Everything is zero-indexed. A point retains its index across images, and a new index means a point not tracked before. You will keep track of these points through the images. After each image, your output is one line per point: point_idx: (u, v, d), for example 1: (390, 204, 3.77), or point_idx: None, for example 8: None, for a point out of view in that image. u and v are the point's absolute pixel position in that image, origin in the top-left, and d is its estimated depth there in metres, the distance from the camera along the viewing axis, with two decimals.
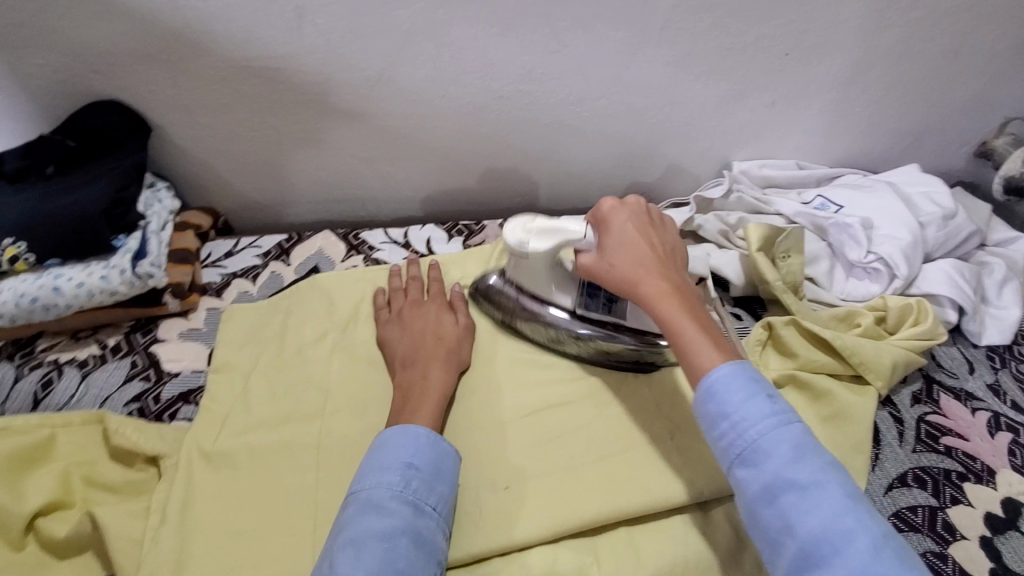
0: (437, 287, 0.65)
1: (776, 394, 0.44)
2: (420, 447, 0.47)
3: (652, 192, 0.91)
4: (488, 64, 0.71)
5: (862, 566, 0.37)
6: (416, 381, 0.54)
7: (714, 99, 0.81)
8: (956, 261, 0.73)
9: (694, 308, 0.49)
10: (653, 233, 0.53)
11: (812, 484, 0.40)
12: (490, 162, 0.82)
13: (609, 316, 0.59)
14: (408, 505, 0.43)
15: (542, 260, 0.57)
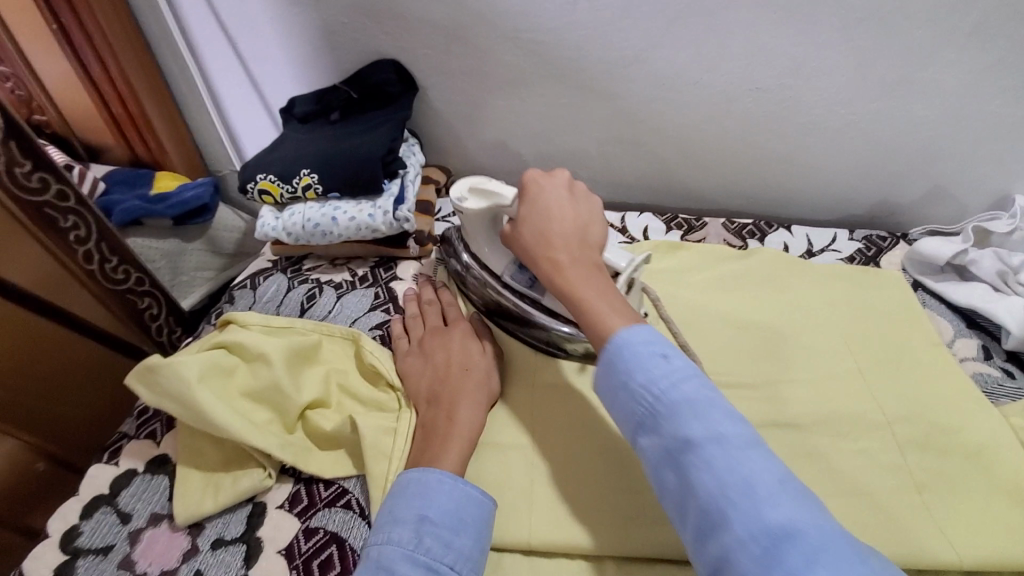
0: (454, 313, 0.61)
1: (675, 351, 0.41)
2: (435, 497, 0.44)
3: (901, 215, 0.80)
4: (755, 53, 0.67)
5: (763, 520, 0.32)
6: (441, 424, 0.50)
7: (1018, 118, 0.68)
8: None
9: (598, 275, 0.47)
10: (569, 205, 0.52)
11: (709, 439, 0.36)
12: (724, 158, 0.78)
13: (531, 291, 0.58)
14: (420, 566, 0.40)
15: (478, 218, 0.58)
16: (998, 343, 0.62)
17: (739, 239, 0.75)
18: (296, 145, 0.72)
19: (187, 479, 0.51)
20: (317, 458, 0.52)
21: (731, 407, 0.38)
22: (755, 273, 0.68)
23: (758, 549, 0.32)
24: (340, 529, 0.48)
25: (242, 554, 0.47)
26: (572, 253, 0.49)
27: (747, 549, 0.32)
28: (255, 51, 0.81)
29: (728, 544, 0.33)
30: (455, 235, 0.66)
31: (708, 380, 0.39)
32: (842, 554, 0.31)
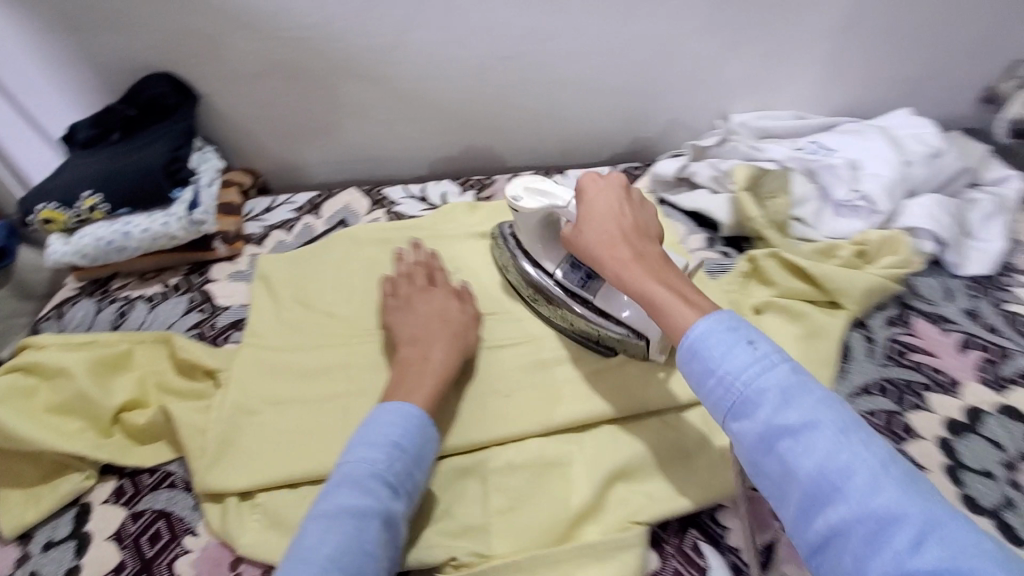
0: (441, 274, 0.64)
1: (759, 338, 0.40)
2: (410, 430, 0.49)
3: (656, 147, 0.96)
4: (492, 26, 0.78)
5: (866, 504, 0.33)
6: (417, 362, 0.55)
7: (712, 53, 0.85)
8: (946, 198, 0.71)
9: (666, 272, 0.48)
10: (627, 205, 0.53)
11: (805, 425, 0.36)
12: (499, 121, 0.88)
13: (582, 290, 0.60)
14: (384, 485, 0.45)
15: (533, 216, 0.60)
16: (717, 233, 0.77)
17: None
18: (74, 169, 0.73)
19: (5, 501, 0.53)
20: (138, 452, 0.56)
21: (824, 392, 0.38)
22: None
23: (865, 529, 0.33)
24: (166, 505, 0.53)
25: (73, 548, 0.50)
26: (637, 249, 0.50)
27: (853, 529, 0.33)
28: (19, 84, 0.79)
29: (835, 523, 0.34)
30: (507, 234, 0.68)
31: (796, 365, 0.39)
32: (951, 534, 0.31)
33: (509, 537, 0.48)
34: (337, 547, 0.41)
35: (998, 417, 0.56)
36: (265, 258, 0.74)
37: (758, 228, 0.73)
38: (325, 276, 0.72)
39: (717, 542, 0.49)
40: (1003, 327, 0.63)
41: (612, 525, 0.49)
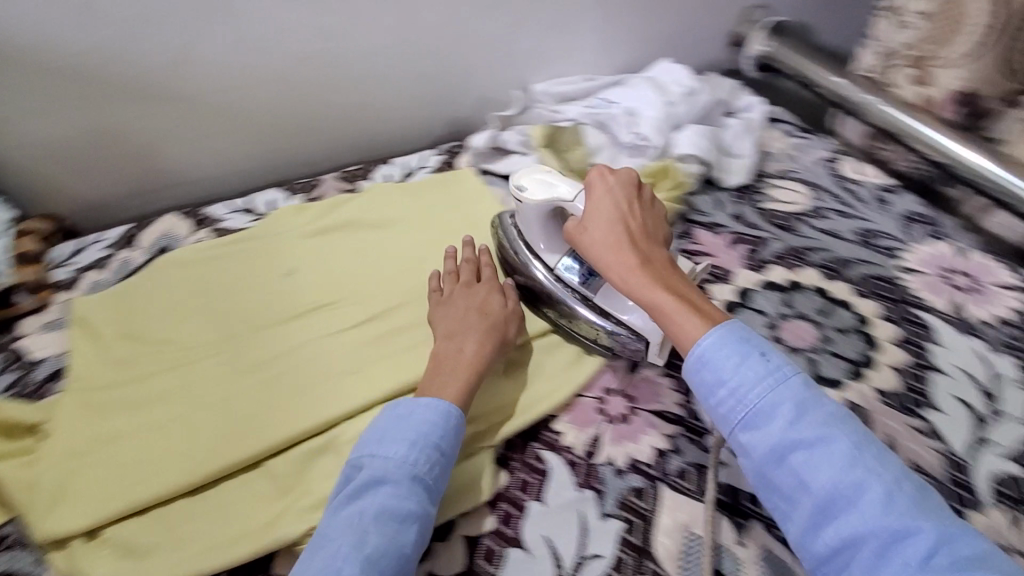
0: (487, 271, 0.66)
1: (770, 351, 0.46)
2: (447, 432, 0.50)
3: (473, 125, 1.02)
4: (281, 28, 0.80)
5: (877, 517, 0.39)
6: (454, 355, 0.57)
7: (499, 31, 0.93)
8: (705, 128, 0.85)
9: (673, 278, 0.53)
10: (629, 208, 0.58)
11: (818, 441, 0.43)
12: (314, 121, 0.90)
13: (583, 287, 0.62)
14: (423, 489, 0.47)
15: (533, 209, 0.64)
16: None
17: (352, 183, 0.90)
18: None
19: None
20: None
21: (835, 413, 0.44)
22: (364, 204, 0.83)
23: (877, 541, 0.39)
24: (5, 567, 0.50)
25: None
26: (644, 251, 0.55)
27: (866, 542, 0.39)
28: None
29: (848, 533, 0.40)
30: (508, 223, 0.69)
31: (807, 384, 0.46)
32: (953, 543, 0.38)
33: None
34: (376, 550, 0.42)
35: (762, 291, 0.68)
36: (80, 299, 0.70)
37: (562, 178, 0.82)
38: (153, 304, 0.70)
39: (554, 447, 0.56)
40: (759, 222, 0.77)
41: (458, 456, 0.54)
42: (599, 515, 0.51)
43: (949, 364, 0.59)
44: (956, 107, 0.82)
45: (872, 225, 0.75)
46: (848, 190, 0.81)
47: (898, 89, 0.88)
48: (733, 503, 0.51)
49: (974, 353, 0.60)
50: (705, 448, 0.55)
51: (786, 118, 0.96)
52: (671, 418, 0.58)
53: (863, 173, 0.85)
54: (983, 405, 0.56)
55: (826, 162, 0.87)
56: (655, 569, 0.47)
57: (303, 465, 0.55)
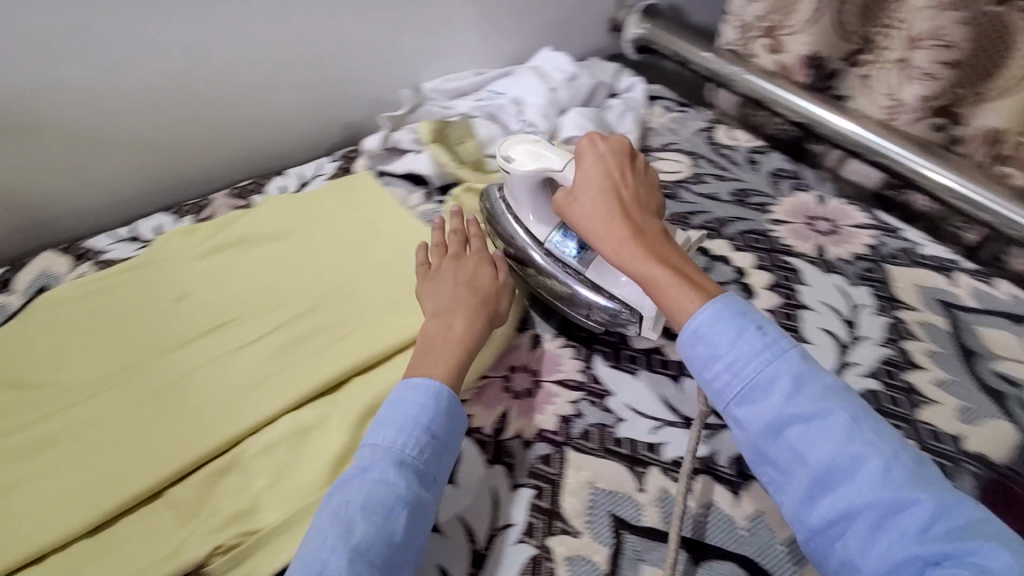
0: (476, 241, 0.65)
1: (768, 324, 0.46)
2: (438, 414, 0.50)
3: (369, 129, 1.02)
4: (147, 45, 0.77)
5: (874, 490, 0.40)
6: (442, 334, 0.56)
7: (380, 32, 0.93)
8: (586, 109, 0.89)
9: (665, 250, 0.52)
10: (618, 180, 0.57)
11: (816, 414, 0.43)
12: (198, 139, 0.88)
13: (574, 262, 0.62)
14: (414, 475, 0.47)
15: (521, 180, 0.64)
16: (432, 187, 0.85)
17: (245, 198, 0.87)
18: None
19: None
20: None
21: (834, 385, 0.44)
22: (259, 216, 0.80)
23: (874, 513, 0.40)
24: None
25: None
26: (636, 222, 0.55)
27: (863, 514, 0.40)
28: None
29: (844, 505, 0.40)
30: (499, 198, 0.69)
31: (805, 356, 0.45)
32: (950, 513, 0.39)
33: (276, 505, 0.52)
34: (364, 539, 0.42)
35: None
36: None
37: (456, 169, 0.83)
38: (33, 347, 0.66)
39: None
40: None
41: None
42: (510, 487, 0.52)
43: (815, 300, 0.65)
44: (808, 70, 0.90)
45: (746, 184, 0.81)
46: (723, 155, 0.87)
47: (758, 59, 0.95)
48: (633, 455, 0.53)
49: (835, 288, 0.66)
50: (606, 407, 0.57)
51: (667, 95, 1.01)
52: (573, 385, 0.60)
53: (736, 138, 0.91)
54: (844, 332, 0.61)
55: (704, 132, 0.93)
56: (564, 528, 0.49)
57: (208, 486, 0.54)
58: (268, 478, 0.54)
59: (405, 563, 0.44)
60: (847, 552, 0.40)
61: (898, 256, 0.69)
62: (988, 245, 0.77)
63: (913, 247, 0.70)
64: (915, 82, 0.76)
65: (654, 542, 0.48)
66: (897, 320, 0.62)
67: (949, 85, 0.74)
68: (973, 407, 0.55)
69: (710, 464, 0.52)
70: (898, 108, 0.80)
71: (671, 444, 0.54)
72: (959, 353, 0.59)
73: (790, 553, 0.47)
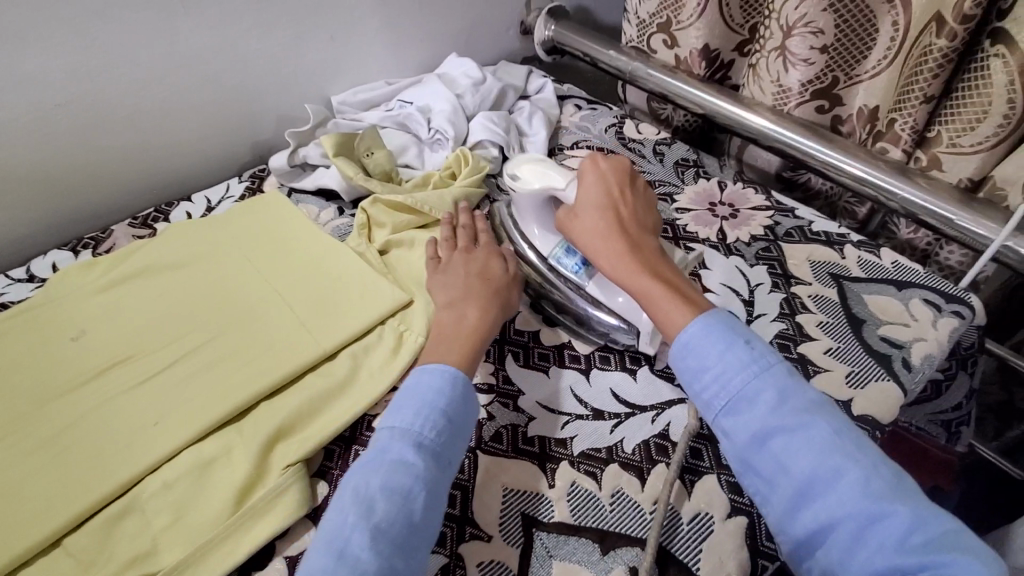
0: (486, 237, 0.68)
1: (755, 339, 0.48)
2: (454, 398, 0.50)
3: (279, 147, 1.00)
4: (23, 77, 0.72)
5: (856, 502, 0.40)
6: (455, 323, 0.58)
7: (280, 48, 0.90)
8: (490, 112, 0.89)
9: (659, 268, 0.56)
10: (615, 202, 0.61)
11: (798, 427, 0.44)
12: (93, 169, 0.83)
13: (577, 277, 0.64)
14: (430, 456, 0.46)
15: (527, 197, 0.66)
16: (344, 201, 0.85)
17: (148, 227, 0.84)
18: None
19: None
20: None
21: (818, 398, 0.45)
22: (163, 244, 0.77)
23: (854, 523, 0.40)
24: None
25: None
26: (633, 240, 0.58)
27: (843, 524, 0.40)
28: None
29: (826, 516, 0.41)
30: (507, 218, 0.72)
31: (790, 370, 0.47)
32: (930, 524, 0.38)
33: (178, 544, 0.49)
34: (384, 518, 0.42)
35: None
36: None
37: (363, 182, 0.81)
38: None
39: None
40: None
41: (272, 476, 0.53)
42: None
43: (716, 282, 0.67)
44: (705, 62, 0.93)
45: (653, 176, 0.83)
46: (632, 148, 0.90)
47: (659, 54, 0.98)
48: (544, 452, 0.54)
49: (735, 269, 0.68)
50: (518, 408, 0.57)
51: (577, 93, 1.03)
52: (484, 387, 0.59)
53: (643, 131, 0.93)
54: (743, 311, 0.63)
55: (613, 128, 0.95)
56: (475, 533, 0.49)
57: (105, 532, 0.51)
58: (170, 515, 0.51)
59: (422, 542, 0.43)
60: (832, 564, 0.40)
61: (793, 233, 0.72)
62: (877, 218, 0.83)
63: (806, 224, 0.73)
64: (796, 69, 0.80)
65: (565, 536, 0.48)
66: (791, 295, 0.65)
67: (825, 69, 0.78)
68: (859, 371, 0.58)
69: (617, 453, 0.53)
70: (785, 94, 0.84)
71: (580, 437, 0.55)
72: (848, 322, 0.62)
73: (692, 533, 0.48)
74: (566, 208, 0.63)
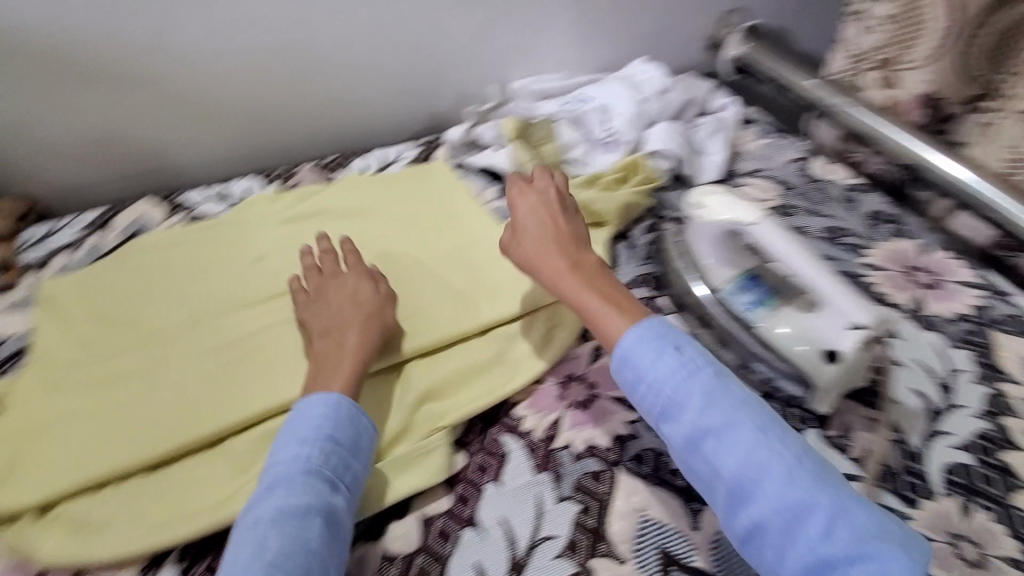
0: (353, 259, 0.65)
1: (684, 342, 0.49)
2: (341, 421, 0.50)
3: (452, 120, 1.03)
4: (253, 18, 0.80)
5: (783, 496, 0.41)
6: (334, 351, 0.56)
7: (477, 26, 0.93)
8: (671, 123, 0.87)
9: (601, 280, 0.56)
10: (561, 218, 0.60)
11: (724, 426, 0.45)
12: (292, 112, 0.91)
13: (744, 313, 0.59)
14: (323, 481, 0.46)
15: (711, 228, 0.64)
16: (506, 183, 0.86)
17: (328, 173, 0.90)
18: None
19: None
20: None
21: (743, 396, 0.47)
22: (340, 191, 0.82)
23: (781, 519, 0.41)
24: None
25: None
26: (575, 256, 0.57)
27: (771, 519, 0.41)
28: None
29: (758, 515, 0.42)
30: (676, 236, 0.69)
31: (716, 368, 0.48)
32: (848, 514, 0.40)
33: None
34: (278, 551, 0.41)
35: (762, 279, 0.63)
36: (50, 279, 0.70)
37: (533, 170, 0.82)
38: (121, 287, 0.70)
39: (514, 430, 0.56)
40: None
41: (416, 436, 0.54)
42: (555, 499, 0.50)
43: (909, 356, 0.59)
44: (923, 110, 0.85)
45: (840, 223, 0.76)
46: (818, 188, 0.82)
47: (866, 92, 0.90)
48: (689, 489, 0.51)
49: (932, 346, 0.60)
50: None
51: (761, 119, 0.97)
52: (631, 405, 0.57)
53: (833, 173, 0.86)
54: (939, 397, 0.57)
55: (797, 162, 0.88)
56: (608, 552, 0.47)
57: (263, 444, 0.55)
58: None
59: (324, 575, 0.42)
60: (769, 563, 0.42)
61: (1008, 321, 0.63)
62: None
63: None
64: None
65: None
66: (1000, 392, 0.57)
67: None
68: None
69: None
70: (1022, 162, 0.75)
71: None
72: None
73: None
74: (505, 232, 0.62)
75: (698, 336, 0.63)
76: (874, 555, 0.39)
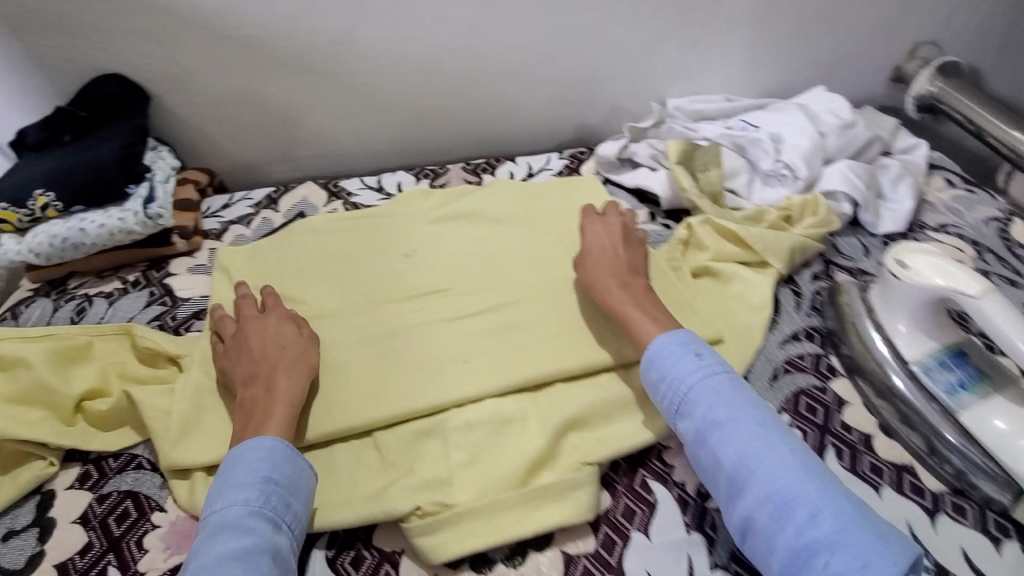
0: (269, 300, 0.63)
1: (704, 350, 0.52)
2: (279, 462, 0.48)
3: (598, 133, 1.01)
4: (435, 19, 0.81)
5: (774, 483, 0.44)
6: (260, 397, 0.53)
7: (644, 41, 0.90)
8: (853, 162, 0.79)
9: (645, 299, 0.59)
10: (621, 244, 0.64)
11: (728, 419, 0.47)
12: (449, 112, 0.92)
13: (945, 398, 0.54)
14: (266, 522, 0.45)
15: (912, 291, 0.55)
16: (658, 208, 0.83)
17: (475, 176, 0.91)
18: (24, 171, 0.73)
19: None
20: (102, 437, 0.58)
21: (748, 395, 0.49)
22: (491, 196, 0.83)
23: (771, 505, 0.43)
24: (133, 486, 0.55)
25: (36, 535, 0.52)
26: (627, 278, 0.61)
27: (763, 506, 0.43)
28: None
29: (752, 504, 0.44)
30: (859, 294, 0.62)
31: (728, 372, 0.51)
32: (835, 506, 0.42)
33: (470, 487, 0.52)
34: None
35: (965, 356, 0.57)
36: (225, 249, 0.76)
37: (694, 198, 0.77)
38: (287, 266, 0.74)
39: (664, 479, 0.54)
40: None
41: (565, 469, 0.53)
42: (707, 565, 0.49)
43: None
44: None
45: None
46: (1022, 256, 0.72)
47: None
48: None
49: None
50: None
51: (951, 166, 0.86)
52: None
53: None
54: None
55: (997, 221, 0.77)
56: None
57: (412, 443, 0.56)
58: (467, 455, 0.54)
59: None
60: (762, 551, 0.43)
61: None
62: None
63: None
64: None
65: None
66: None
67: None
68: None
69: None
70: None
71: None
72: None
73: None
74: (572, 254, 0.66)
75: (876, 408, 0.58)
76: (853, 543, 0.40)
